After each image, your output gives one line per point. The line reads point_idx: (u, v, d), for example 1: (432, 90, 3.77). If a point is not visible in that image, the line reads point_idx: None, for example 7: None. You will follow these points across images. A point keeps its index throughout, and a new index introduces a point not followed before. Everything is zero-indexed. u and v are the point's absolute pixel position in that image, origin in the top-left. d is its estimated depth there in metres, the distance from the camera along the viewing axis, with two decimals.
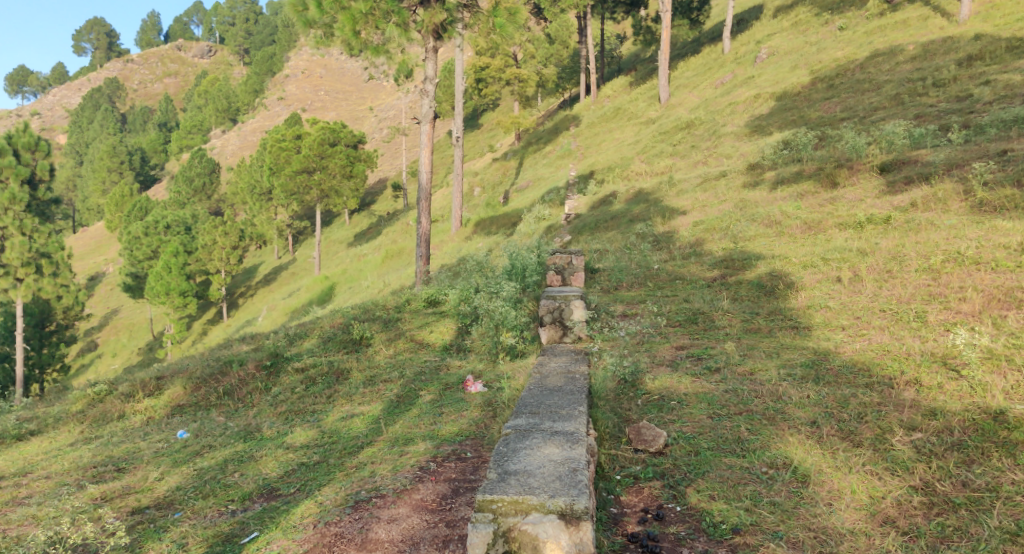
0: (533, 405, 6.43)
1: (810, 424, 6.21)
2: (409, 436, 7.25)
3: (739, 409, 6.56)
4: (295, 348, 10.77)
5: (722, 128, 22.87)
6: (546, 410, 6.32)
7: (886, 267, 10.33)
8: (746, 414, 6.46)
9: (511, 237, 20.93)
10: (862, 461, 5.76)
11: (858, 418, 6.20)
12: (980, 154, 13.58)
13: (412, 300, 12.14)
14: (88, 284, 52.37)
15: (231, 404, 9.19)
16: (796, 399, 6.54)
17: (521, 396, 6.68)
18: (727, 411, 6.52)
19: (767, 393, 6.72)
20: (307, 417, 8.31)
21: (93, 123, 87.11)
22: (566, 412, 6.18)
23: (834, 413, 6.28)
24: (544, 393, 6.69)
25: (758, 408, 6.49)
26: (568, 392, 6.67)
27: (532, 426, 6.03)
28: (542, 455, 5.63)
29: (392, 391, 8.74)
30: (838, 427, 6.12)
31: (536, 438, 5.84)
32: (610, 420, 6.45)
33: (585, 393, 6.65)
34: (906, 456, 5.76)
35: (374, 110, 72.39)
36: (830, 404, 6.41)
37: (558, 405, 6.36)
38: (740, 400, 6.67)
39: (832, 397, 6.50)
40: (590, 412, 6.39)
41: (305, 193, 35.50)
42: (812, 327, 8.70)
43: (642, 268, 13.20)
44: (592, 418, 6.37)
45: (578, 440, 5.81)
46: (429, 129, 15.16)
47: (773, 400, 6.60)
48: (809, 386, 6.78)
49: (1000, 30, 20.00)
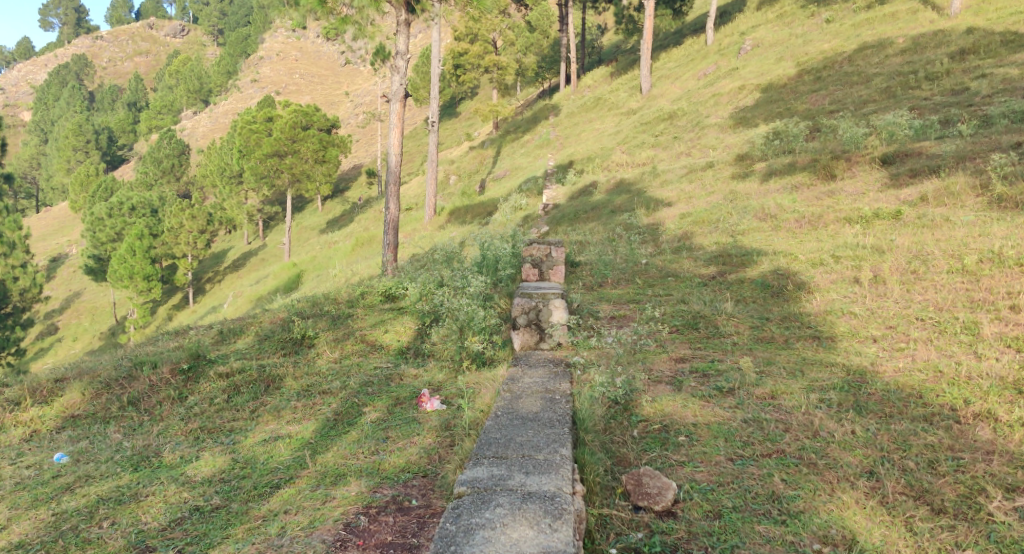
0: (500, 445, 5.26)
1: (867, 475, 5.04)
2: (342, 472, 5.74)
3: (766, 448, 5.31)
4: (223, 348, 9.11)
5: (705, 119, 21.46)
6: (516, 452, 5.18)
7: (911, 267, 8.91)
8: (777, 456, 5.25)
9: (485, 225, 19.36)
10: (958, 542, 4.62)
11: (930, 469, 5.04)
12: (993, 146, 12.24)
13: (367, 293, 10.56)
14: (48, 266, 49.85)
15: (135, 417, 7.59)
16: (839, 437, 5.32)
17: (485, 428, 5.48)
18: (752, 452, 5.28)
19: (797, 426, 5.47)
20: (223, 440, 6.75)
21: (60, 100, 83.80)
22: (544, 463, 5.00)
23: (894, 461, 5.10)
24: (514, 425, 5.48)
25: (791, 450, 5.27)
26: (547, 421, 5.47)
27: (497, 483, 4.91)
28: (509, 542, 4.52)
29: (331, 407, 7.18)
30: (907, 483, 4.96)
31: (500, 504, 4.76)
32: (601, 464, 5.19)
33: (568, 427, 5.40)
34: (1016, 536, 4.63)
35: (350, 96, 70.16)
36: (886, 446, 5.21)
37: (531, 448, 5.18)
38: (767, 436, 5.41)
39: (885, 436, 5.30)
40: (575, 455, 5.18)
41: (275, 176, 33.48)
42: (837, 338, 7.27)
43: (628, 262, 11.69)
44: (579, 463, 5.14)
45: (560, 512, 4.67)
46: (398, 109, 13.22)
47: (806, 437, 5.37)
48: (852, 418, 5.49)
49: (993, 24, 18.76)
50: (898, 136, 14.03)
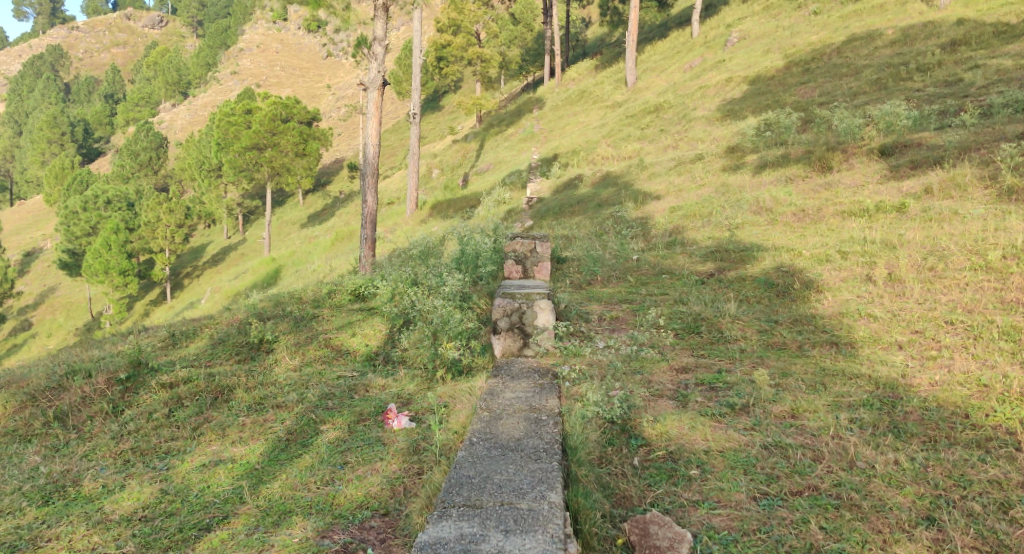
0: (474, 489, 4.51)
1: (926, 523, 4.39)
2: (288, 509, 5.13)
3: (794, 484, 4.65)
4: (170, 354, 8.13)
5: (692, 112, 20.62)
6: (494, 500, 4.43)
7: (928, 264, 8.10)
8: (810, 495, 4.59)
9: (467, 219, 18.43)
10: None
11: (999, 513, 4.40)
12: (998, 137, 11.44)
13: (335, 292, 9.66)
14: (21, 261, 48.22)
15: (60, 435, 6.62)
16: (883, 470, 4.66)
17: (454, 466, 4.71)
18: (780, 490, 4.62)
19: (829, 455, 4.81)
20: (156, 465, 5.91)
21: (35, 91, 81.62)
22: (528, 518, 4.26)
23: (954, 502, 4.47)
24: (490, 462, 4.72)
25: (827, 489, 4.61)
26: (533, 453, 4.73)
27: (467, 549, 4.14)
28: None
29: (284, 425, 6.29)
30: (974, 531, 4.32)
31: None
32: (600, 508, 4.52)
33: (558, 463, 4.67)
34: None
35: (332, 89, 68.76)
36: (942, 483, 4.57)
37: (511, 495, 4.44)
38: (795, 469, 4.74)
39: (938, 469, 4.66)
40: (566, 500, 4.47)
41: (254, 170, 32.24)
42: (858, 343, 6.46)
43: (618, 259, 10.82)
44: (573, 509, 4.44)
45: None
46: (376, 98, 12.28)
47: (840, 469, 4.72)
48: (893, 446, 4.83)
49: (984, 15, 18.01)
50: (896, 126, 13.08)
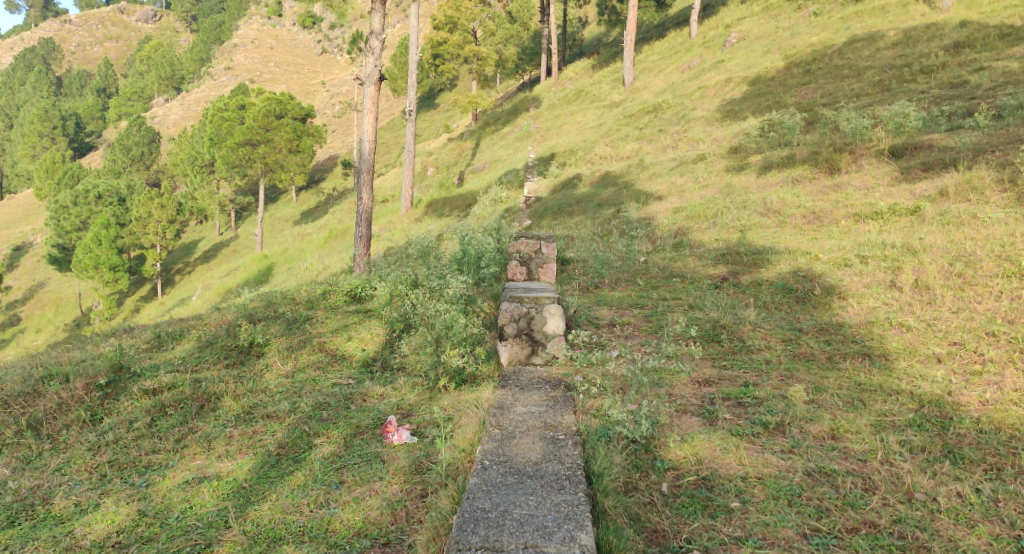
0: (493, 526, 4.46)
1: None
2: (279, 535, 4.83)
3: (849, 519, 4.65)
4: (155, 357, 7.61)
5: (691, 112, 20.19)
6: (516, 540, 4.38)
7: (956, 271, 7.64)
8: (869, 533, 4.58)
9: (463, 218, 17.96)
10: None
11: None
12: (1013, 138, 10.91)
13: (330, 292, 9.15)
14: (10, 256, 47.45)
15: (33, 445, 6.09)
16: (949, 508, 4.66)
17: (463, 500, 4.64)
18: (833, 528, 4.60)
19: (883, 485, 4.81)
20: (134, 481, 5.44)
21: (26, 84, 80.58)
22: None
23: None
24: (501, 493, 4.66)
25: (886, 527, 4.60)
26: (555, 483, 4.70)
27: None
28: None
29: (275, 437, 5.80)
30: None
31: None
32: (635, 546, 4.50)
33: (584, 495, 4.64)
34: None
35: (326, 86, 68.03)
36: (1019, 522, 4.57)
37: (535, 534, 4.41)
38: (849, 504, 4.72)
39: (1012, 506, 4.65)
40: (597, 537, 4.44)
41: (247, 166, 31.60)
42: (892, 355, 6.01)
43: (624, 261, 10.30)
44: (606, 549, 4.39)
45: None
46: (373, 92, 11.82)
47: (897, 501, 4.73)
48: (954, 476, 4.83)
49: (987, 17, 17.56)
50: (904, 127, 12.53)
